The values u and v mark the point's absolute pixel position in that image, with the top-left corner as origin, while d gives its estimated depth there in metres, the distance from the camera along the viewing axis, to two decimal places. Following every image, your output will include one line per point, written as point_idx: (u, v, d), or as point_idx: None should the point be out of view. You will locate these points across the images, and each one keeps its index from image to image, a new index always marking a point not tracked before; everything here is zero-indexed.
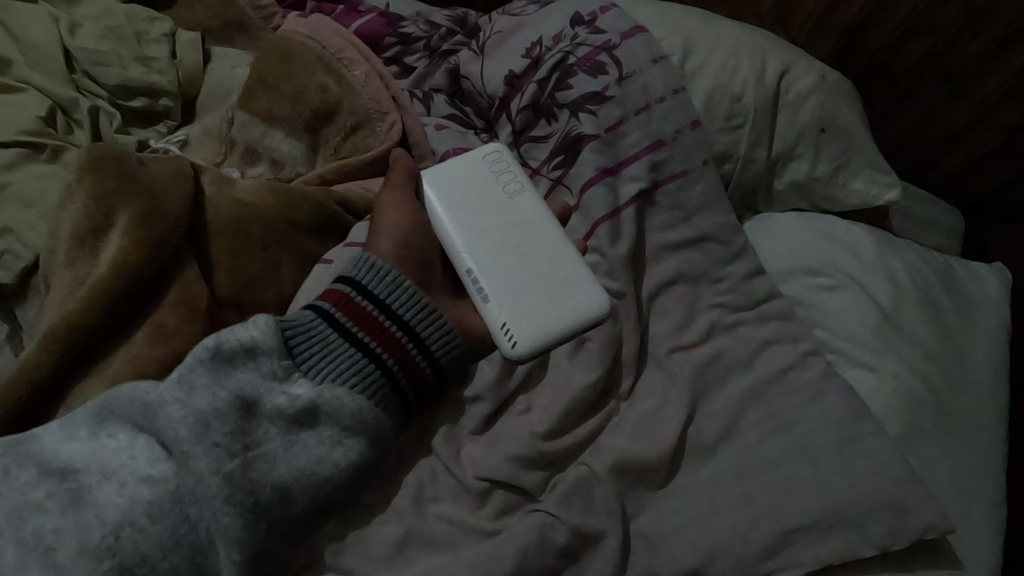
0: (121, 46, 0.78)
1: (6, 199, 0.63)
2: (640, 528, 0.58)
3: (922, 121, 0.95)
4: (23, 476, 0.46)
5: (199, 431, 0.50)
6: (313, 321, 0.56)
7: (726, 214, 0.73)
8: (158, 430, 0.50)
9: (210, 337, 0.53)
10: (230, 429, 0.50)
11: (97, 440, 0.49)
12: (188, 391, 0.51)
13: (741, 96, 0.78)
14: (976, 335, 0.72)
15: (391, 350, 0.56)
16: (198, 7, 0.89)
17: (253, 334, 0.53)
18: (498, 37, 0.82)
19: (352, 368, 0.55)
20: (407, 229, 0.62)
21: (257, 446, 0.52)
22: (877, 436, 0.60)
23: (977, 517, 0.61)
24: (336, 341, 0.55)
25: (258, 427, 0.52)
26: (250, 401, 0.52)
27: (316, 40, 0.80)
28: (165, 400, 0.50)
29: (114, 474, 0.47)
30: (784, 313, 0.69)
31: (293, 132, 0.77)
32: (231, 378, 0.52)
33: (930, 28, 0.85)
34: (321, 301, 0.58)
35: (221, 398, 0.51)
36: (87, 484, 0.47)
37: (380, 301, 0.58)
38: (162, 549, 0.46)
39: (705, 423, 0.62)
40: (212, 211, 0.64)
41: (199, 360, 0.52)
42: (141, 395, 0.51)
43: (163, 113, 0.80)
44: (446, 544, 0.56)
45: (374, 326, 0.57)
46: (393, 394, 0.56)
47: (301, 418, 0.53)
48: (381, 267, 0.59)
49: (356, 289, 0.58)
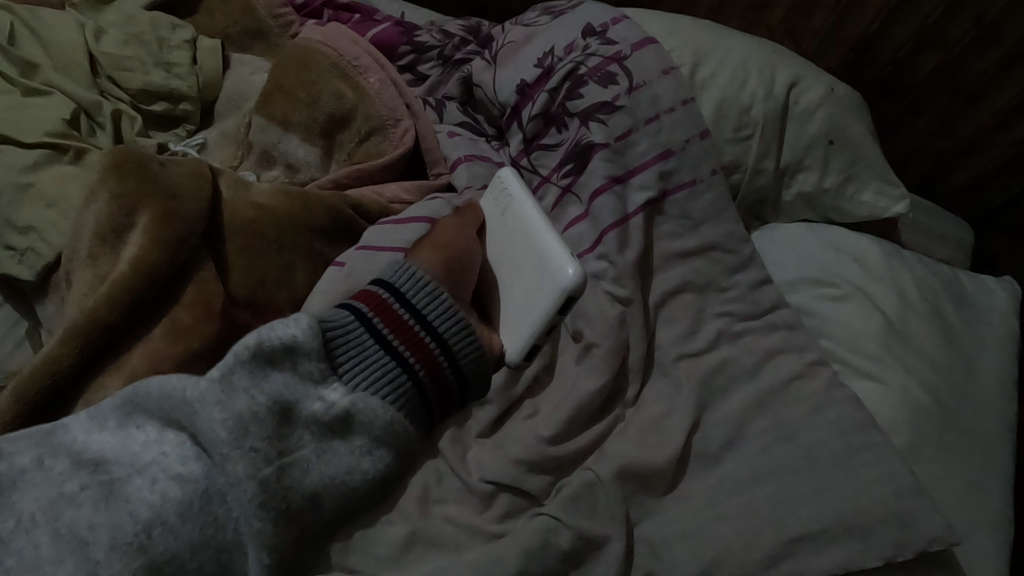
0: (144, 52, 0.80)
1: (31, 198, 0.64)
2: (643, 534, 0.58)
3: (932, 135, 0.95)
4: (56, 467, 0.47)
5: (238, 434, 0.50)
6: (350, 322, 0.57)
7: (734, 224, 0.74)
8: (196, 429, 0.50)
9: (252, 335, 0.52)
10: (270, 435, 0.51)
11: (125, 431, 0.50)
12: (228, 392, 0.51)
13: (750, 107, 0.79)
14: (984, 348, 0.72)
15: (423, 358, 0.57)
16: (219, 15, 0.91)
17: (296, 333, 0.53)
18: (512, 46, 0.84)
19: (382, 374, 0.56)
20: (450, 244, 0.64)
21: (292, 452, 0.52)
22: (882, 447, 0.60)
23: (984, 531, 0.61)
24: (369, 344, 0.57)
25: (292, 432, 0.53)
26: (287, 404, 0.52)
27: (333, 48, 0.81)
28: (207, 400, 0.50)
29: (146, 469, 0.48)
30: (791, 323, 0.69)
31: (308, 137, 0.78)
32: (271, 380, 0.52)
33: (940, 43, 0.85)
34: (358, 303, 0.59)
35: (260, 402, 0.51)
36: (118, 478, 0.47)
37: (416, 310, 0.59)
38: (191, 549, 0.47)
39: (710, 431, 0.63)
40: (229, 211, 0.65)
41: (241, 358, 0.51)
42: (178, 392, 0.51)
43: (182, 117, 0.82)
44: (451, 546, 0.56)
45: (410, 333, 0.58)
46: (419, 400, 0.58)
47: (333, 427, 0.54)
48: (421, 276, 0.60)
49: (393, 295, 0.59)
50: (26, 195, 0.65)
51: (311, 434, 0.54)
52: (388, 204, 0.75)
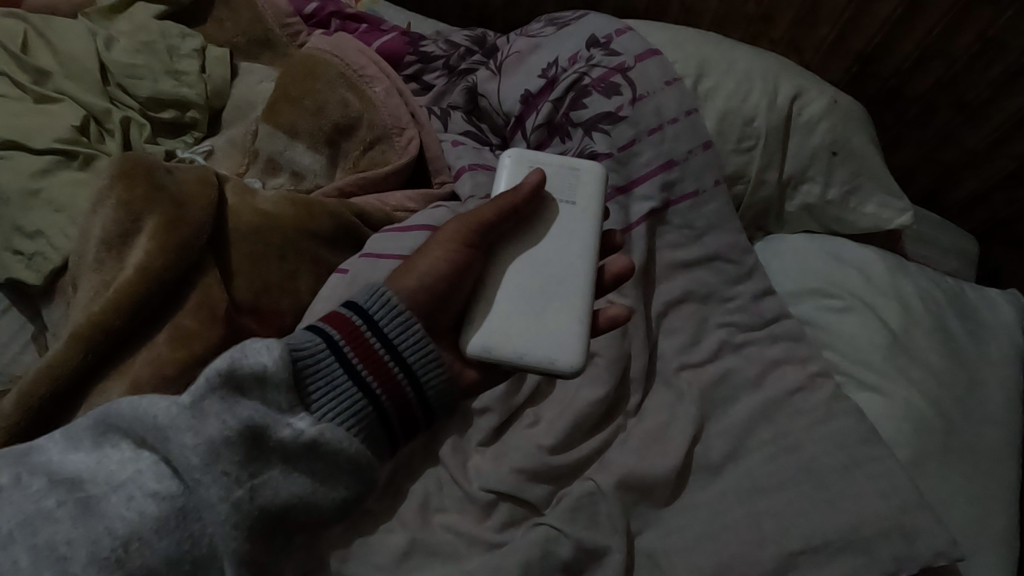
0: (154, 61, 0.82)
1: (40, 204, 0.65)
2: (644, 545, 0.58)
3: (935, 147, 0.95)
4: (34, 485, 0.41)
5: (208, 459, 0.45)
6: (316, 345, 0.53)
7: (736, 235, 0.74)
8: (169, 452, 0.44)
9: (224, 360, 0.47)
10: (239, 459, 0.46)
11: (101, 451, 0.44)
12: (198, 417, 0.45)
13: (752, 119, 0.79)
14: (989, 361, 0.72)
15: (390, 392, 0.54)
16: (228, 24, 0.92)
17: (265, 363, 0.48)
18: (517, 57, 0.84)
19: (345, 409, 0.52)
20: (442, 275, 0.58)
21: (260, 472, 0.48)
22: (885, 460, 0.60)
23: (988, 547, 0.60)
24: (336, 375, 0.52)
25: (260, 455, 0.48)
26: (259, 430, 0.47)
27: (339, 58, 0.83)
28: (178, 425, 0.44)
29: (121, 486, 0.42)
30: (794, 334, 0.69)
31: (313, 145, 0.79)
32: (242, 405, 0.47)
33: (943, 56, 0.85)
34: (328, 328, 0.54)
35: (231, 428, 0.46)
36: (96, 495, 0.41)
37: (388, 339, 0.55)
38: (167, 563, 0.42)
39: (711, 442, 0.62)
40: (235, 218, 0.66)
41: (210, 381, 0.46)
42: (151, 415, 0.44)
43: (190, 124, 0.83)
44: (451, 555, 0.56)
45: (379, 365, 0.54)
46: (381, 434, 0.55)
47: (299, 456, 0.50)
48: (395, 303, 0.56)
49: (364, 321, 0.55)
50: (34, 201, 0.65)
51: (278, 459, 0.49)
52: (392, 212, 0.76)
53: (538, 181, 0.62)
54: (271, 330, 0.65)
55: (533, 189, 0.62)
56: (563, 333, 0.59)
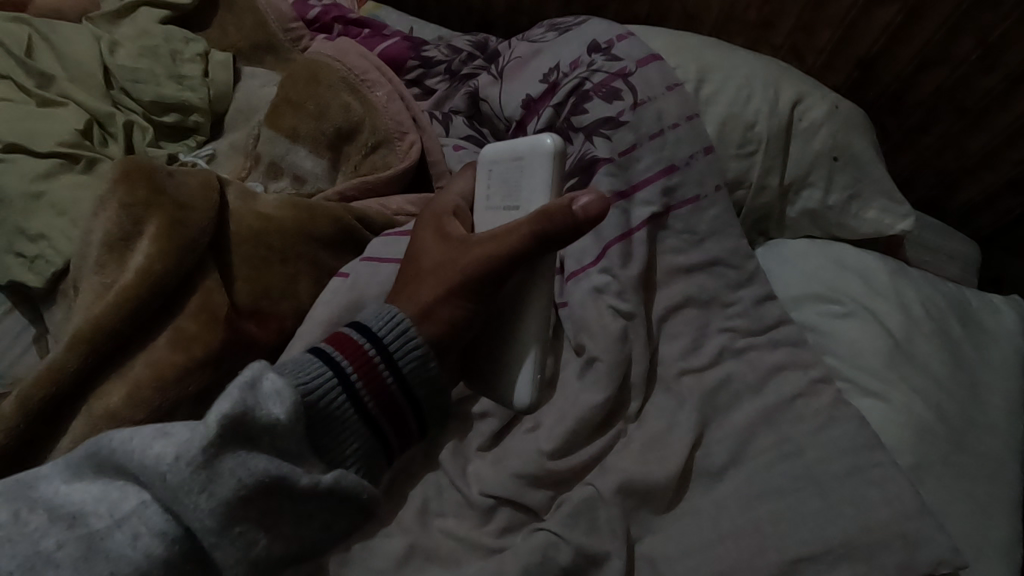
0: (158, 65, 0.82)
1: (42, 207, 0.65)
2: (643, 551, 0.58)
3: (937, 152, 0.95)
4: (33, 522, 0.38)
5: (225, 518, 0.41)
6: (324, 375, 0.50)
7: (736, 240, 0.74)
8: (179, 507, 0.40)
9: (235, 406, 0.42)
10: (254, 511, 0.43)
11: (108, 482, 0.40)
12: (210, 477, 0.41)
13: (754, 124, 0.79)
14: (992, 367, 0.71)
15: (394, 422, 0.54)
16: (231, 28, 0.93)
17: (279, 414, 0.45)
18: (517, 62, 0.85)
19: (351, 439, 0.52)
20: (453, 307, 0.57)
21: (269, 526, 0.45)
22: (888, 466, 0.59)
23: (993, 556, 0.59)
24: (344, 410, 0.51)
25: (274, 503, 0.45)
26: (276, 482, 0.44)
27: (341, 62, 0.83)
28: (190, 485, 0.40)
29: (125, 522, 0.39)
30: (795, 339, 0.69)
31: (316, 149, 0.79)
32: (257, 458, 0.43)
33: (945, 62, 0.85)
34: (338, 357, 0.52)
35: (247, 484, 0.42)
36: (98, 532, 0.38)
37: (398, 372, 0.54)
38: None
39: (712, 447, 0.62)
40: (236, 222, 0.66)
41: (220, 433, 0.41)
42: (158, 467, 0.39)
43: (193, 128, 0.83)
44: (450, 560, 0.55)
45: (388, 398, 0.53)
46: (382, 463, 0.55)
47: (312, 504, 0.47)
48: (409, 335, 0.55)
49: (377, 353, 0.53)
50: (38, 204, 0.66)
51: (289, 508, 0.46)
52: (394, 216, 0.76)
53: (585, 209, 0.54)
54: (271, 335, 0.65)
55: (577, 220, 0.54)
56: (529, 368, 0.57)
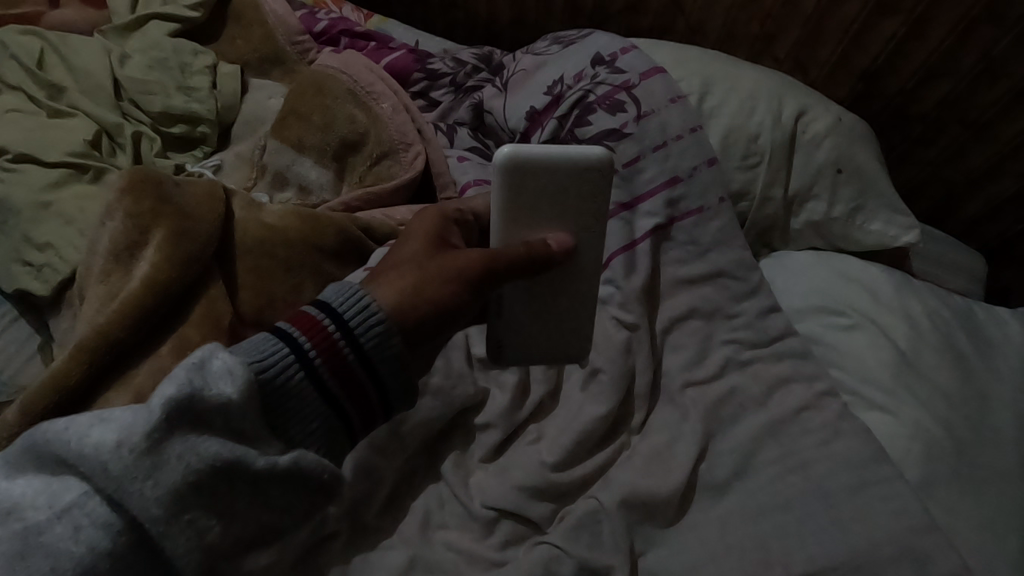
0: (166, 76, 0.83)
1: (51, 216, 0.66)
2: (647, 565, 0.57)
3: (940, 165, 0.95)
4: None
5: (175, 508, 0.37)
6: (280, 352, 0.43)
7: (741, 251, 0.74)
8: (120, 496, 0.36)
9: (181, 390, 0.37)
10: (207, 501, 0.38)
11: (50, 477, 0.36)
12: (154, 465, 0.36)
13: (757, 136, 0.79)
14: (1001, 381, 0.70)
15: (362, 408, 0.46)
16: (240, 41, 0.95)
17: (230, 395, 0.39)
18: (522, 75, 0.86)
19: (304, 420, 0.44)
20: (430, 285, 0.50)
21: (224, 510, 0.39)
22: (894, 481, 0.59)
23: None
24: (302, 390, 0.43)
25: (231, 489, 0.39)
26: (230, 468, 0.39)
27: (347, 74, 0.84)
28: (133, 474, 0.36)
29: (67, 512, 0.35)
30: (801, 351, 0.69)
31: (321, 160, 0.79)
32: (207, 442, 0.38)
33: (948, 75, 0.85)
34: (296, 332, 0.44)
35: (196, 470, 0.37)
36: (35, 525, 0.34)
37: (361, 351, 0.45)
38: None
39: (716, 461, 0.62)
40: (241, 233, 0.66)
41: (165, 418, 0.37)
42: (96, 455, 0.36)
43: (200, 139, 0.84)
44: (451, 572, 0.54)
45: (350, 377, 0.45)
46: (346, 445, 0.47)
47: (273, 489, 0.41)
48: (374, 311, 0.46)
49: (339, 331, 0.45)
50: (46, 213, 0.66)
51: (247, 497, 0.40)
52: (397, 227, 0.75)
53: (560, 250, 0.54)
54: None
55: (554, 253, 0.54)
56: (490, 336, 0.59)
